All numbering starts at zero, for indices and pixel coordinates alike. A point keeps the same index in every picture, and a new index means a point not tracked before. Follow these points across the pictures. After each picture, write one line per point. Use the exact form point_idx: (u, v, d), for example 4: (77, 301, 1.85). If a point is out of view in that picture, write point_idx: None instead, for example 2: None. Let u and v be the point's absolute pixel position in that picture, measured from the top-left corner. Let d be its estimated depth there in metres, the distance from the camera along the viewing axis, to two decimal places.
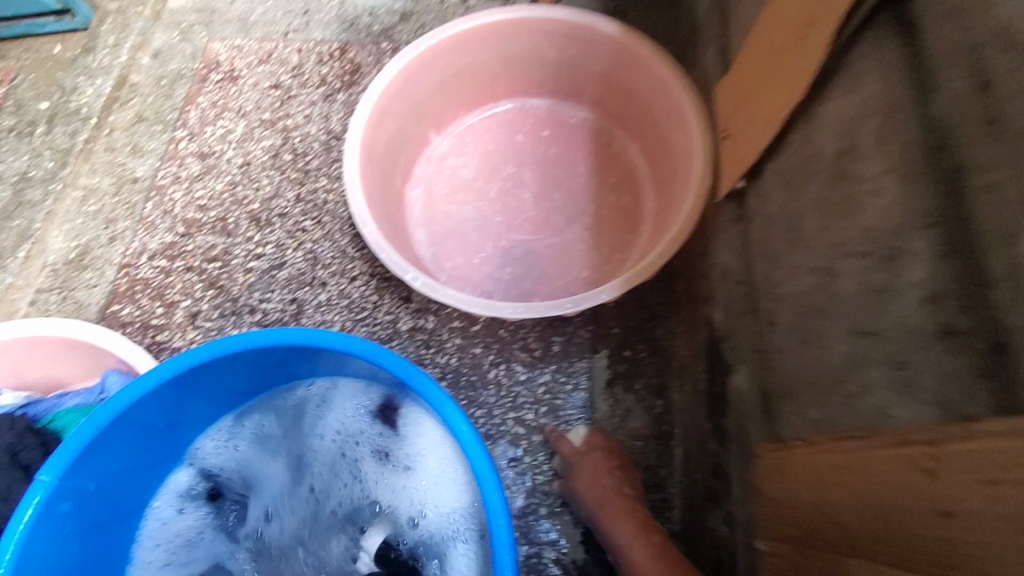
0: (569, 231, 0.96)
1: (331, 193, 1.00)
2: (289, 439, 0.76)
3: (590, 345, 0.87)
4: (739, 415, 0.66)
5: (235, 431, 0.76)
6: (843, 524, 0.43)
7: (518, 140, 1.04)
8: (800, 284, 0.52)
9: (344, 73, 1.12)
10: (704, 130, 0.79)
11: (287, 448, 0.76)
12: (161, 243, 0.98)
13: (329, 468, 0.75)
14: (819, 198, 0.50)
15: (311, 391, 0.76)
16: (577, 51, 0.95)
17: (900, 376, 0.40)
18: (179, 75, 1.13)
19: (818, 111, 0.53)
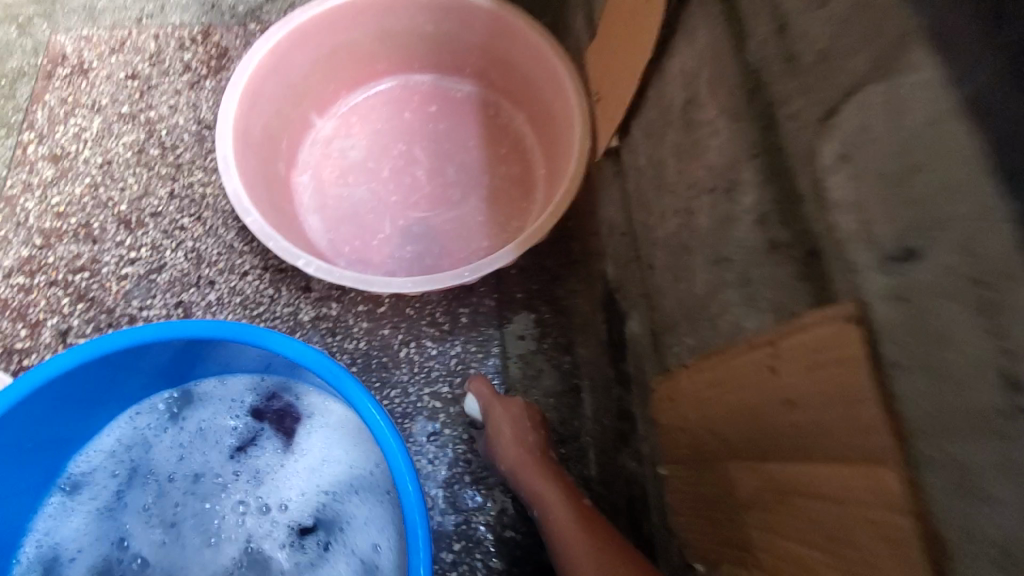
0: (465, 203, 0.96)
1: (208, 186, 0.94)
2: (196, 435, 0.77)
3: (498, 312, 0.89)
4: (637, 358, 0.70)
5: (136, 438, 0.76)
6: (718, 433, 0.47)
7: (406, 117, 1.02)
8: (668, 226, 0.57)
9: (210, 58, 1.04)
10: (579, 96, 0.82)
11: (196, 444, 0.77)
12: (17, 257, 0.89)
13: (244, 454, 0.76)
14: (674, 143, 0.54)
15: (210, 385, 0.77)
16: (453, 24, 0.95)
17: (745, 292, 0.43)
18: (20, 72, 1.02)
19: (667, 65, 0.56)
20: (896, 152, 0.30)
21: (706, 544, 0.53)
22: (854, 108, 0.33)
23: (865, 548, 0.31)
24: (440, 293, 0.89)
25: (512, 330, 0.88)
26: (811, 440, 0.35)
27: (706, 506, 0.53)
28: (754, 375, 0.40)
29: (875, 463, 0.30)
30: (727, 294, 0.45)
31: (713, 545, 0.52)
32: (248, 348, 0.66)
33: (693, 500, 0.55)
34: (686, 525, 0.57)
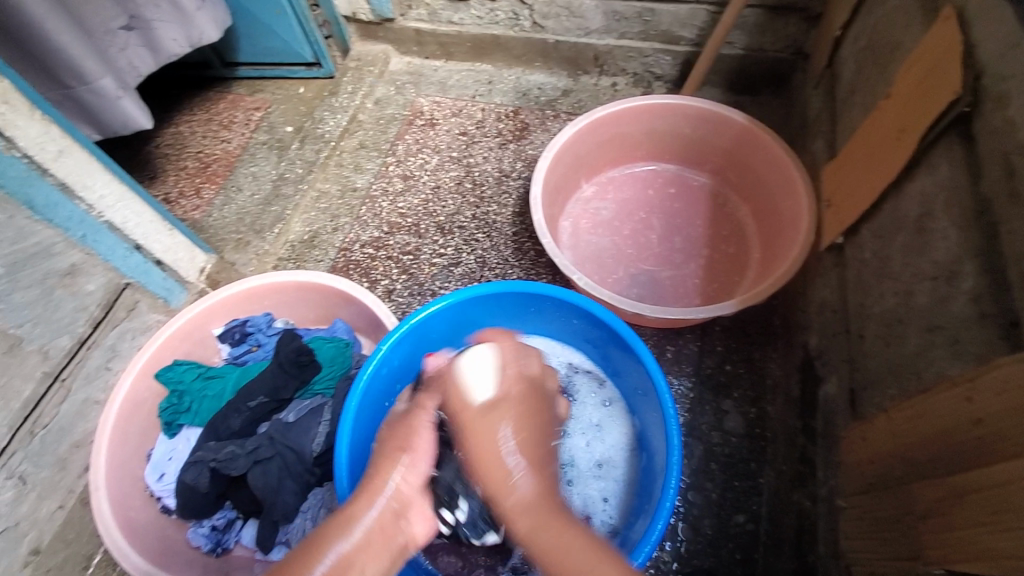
0: (686, 267, 1.21)
1: (500, 216, 1.32)
2: None
3: (698, 356, 1.07)
4: (826, 413, 0.84)
5: None
6: (912, 457, 0.61)
7: (649, 194, 1.31)
8: (886, 303, 0.73)
9: (515, 129, 1.46)
10: (810, 199, 1.02)
11: None
12: (370, 236, 1.32)
13: None
14: (903, 244, 0.72)
15: None
16: (708, 131, 1.22)
17: (952, 350, 0.59)
18: (392, 118, 1.52)
19: (904, 187, 0.75)
20: None
21: (877, 560, 0.64)
22: None
23: None
24: (653, 330, 1.10)
25: (708, 375, 1.05)
26: (997, 449, 0.50)
27: (881, 526, 0.64)
28: (955, 407, 0.55)
29: None
30: (936, 353, 0.62)
31: (884, 561, 0.63)
32: (600, 325, 0.85)
33: (870, 523, 0.67)
34: (862, 547, 0.68)
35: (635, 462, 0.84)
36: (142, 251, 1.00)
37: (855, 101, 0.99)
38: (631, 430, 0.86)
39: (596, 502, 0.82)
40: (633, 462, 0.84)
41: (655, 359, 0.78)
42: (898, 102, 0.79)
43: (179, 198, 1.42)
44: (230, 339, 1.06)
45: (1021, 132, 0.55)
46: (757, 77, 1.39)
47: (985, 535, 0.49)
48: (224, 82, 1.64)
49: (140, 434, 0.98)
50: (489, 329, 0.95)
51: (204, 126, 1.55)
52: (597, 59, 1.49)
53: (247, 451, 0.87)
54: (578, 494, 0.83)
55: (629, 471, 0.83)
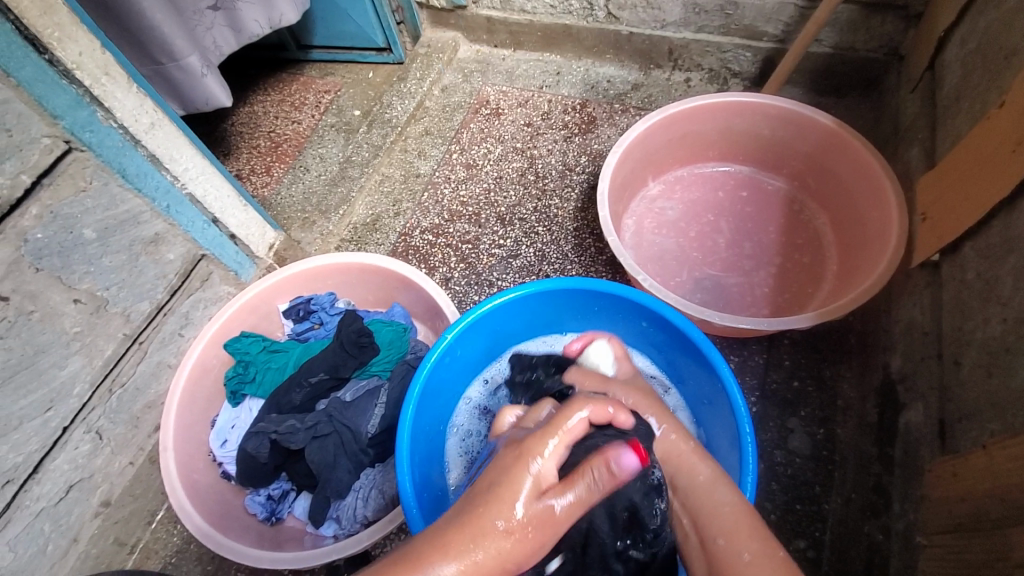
0: (755, 274, 1.15)
1: (561, 210, 1.30)
2: None
3: (763, 369, 1.02)
4: (908, 442, 0.78)
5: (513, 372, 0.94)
6: (1015, 501, 0.55)
7: (719, 196, 1.26)
8: (992, 330, 0.67)
9: (581, 122, 1.43)
10: (902, 211, 0.95)
11: None
12: (430, 223, 1.33)
13: None
14: (1017, 267, 0.66)
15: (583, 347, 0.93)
16: (789, 133, 1.16)
17: None
18: (458, 106, 1.52)
19: (1021, 203, 0.68)
20: None
21: None
22: None
23: None
24: (716, 338, 1.06)
25: (773, 390, 1.00)
26: None
27: (971, 572, 0.59)
28: None
29: None
30: None
31: None
32: (669, 329, 0.82)
33: (956, 567, 0.62)
34: None
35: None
36: (218, 224, 1.03)
37: (963, 107, 0.91)
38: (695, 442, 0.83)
39: None
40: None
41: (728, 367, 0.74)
42: (1020, 109, 0.72)
43: (250, 175, 1.46)
44: (293, 316, 1.08)
45: None
46: (845, 77, 1.31)
47: None
48: (297, 64, 1.69)
49: (206, 400, 1.02)
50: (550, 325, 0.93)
51: (277, 106, 1.60)
52: (671, 52, 1.44)
53: (307, 426, 0.89)
54: None
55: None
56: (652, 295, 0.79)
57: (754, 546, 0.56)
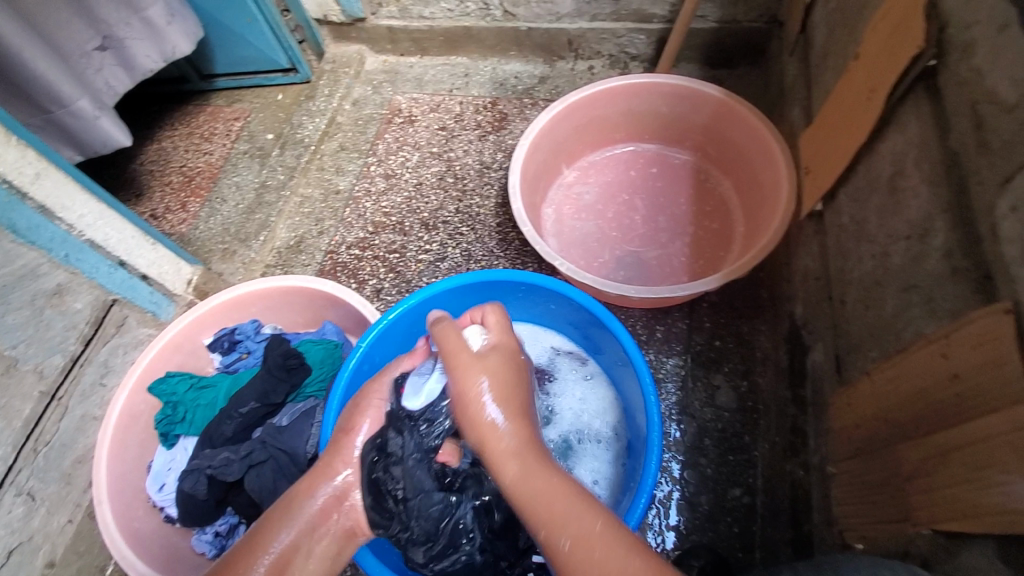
0: (671, 246, 1.20)
1: (483, 208, 1.32)
2: None
3: (687, 334, 1.06)
4: (815, 381, 0.84)
5: None
6: (894, 419, 0.60)
7: (631, 175, 1.31)
8: (865, 267, 0.72)
9: (494, 120, 1.45)
10: (789, 169, 1.01)
11: None
12: (355, 237, 1.32)
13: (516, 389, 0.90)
14: (878, 205, 0.71)
15: None
16: (685, 108, 1.22)
17: (928, 308, 0.58)
18: (371, 118, 1.52)
19: (876, 147, 0.74)
20: None
21: (868, 524, 0.64)
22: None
23: (1007, 468, 0.44)
24: (641, 311, 1.10)
25: (698, 351, 1.04)
26: (972, 404, 0.49)
27: (871, 490, 0.64)
28: (931, 363, 0.54)
29: (1016, 404, 0.44)
30: (913, 312, 0.61)
31: (874, 524, 0.63)
32: (577, 307, 0.85)
33: (859, 487, 0.66)
34: (851, 512, 0.68)
35: (622, 437, 0.84)
36: (126, 266, 1.00)
37: (829, 65, 0.98)
38: (615, 406, 0.86)
39: (586, 481, 0.82)
40: (620, 438, 0.84)
41: (628, 332, 0.78)
42: (868, 62, 0.78)
43: (165, 213, 1.42)
44: (219, 348, 1.06)
45: (984, 80, 0.54)
46: (733, 49, 1.37)
47: (967, 493, 0.48)
48: (203, 95, 1.65)
49: (139, 447, 0.99)
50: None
51: (186, 140, 1.55)
52: (571, 43, 1.48)
53: (242, 456, 0.88)
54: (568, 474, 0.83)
55: (618, 447, 0.83)
56: (557, 277, 0.82)
57: (576, 532, 0.54)
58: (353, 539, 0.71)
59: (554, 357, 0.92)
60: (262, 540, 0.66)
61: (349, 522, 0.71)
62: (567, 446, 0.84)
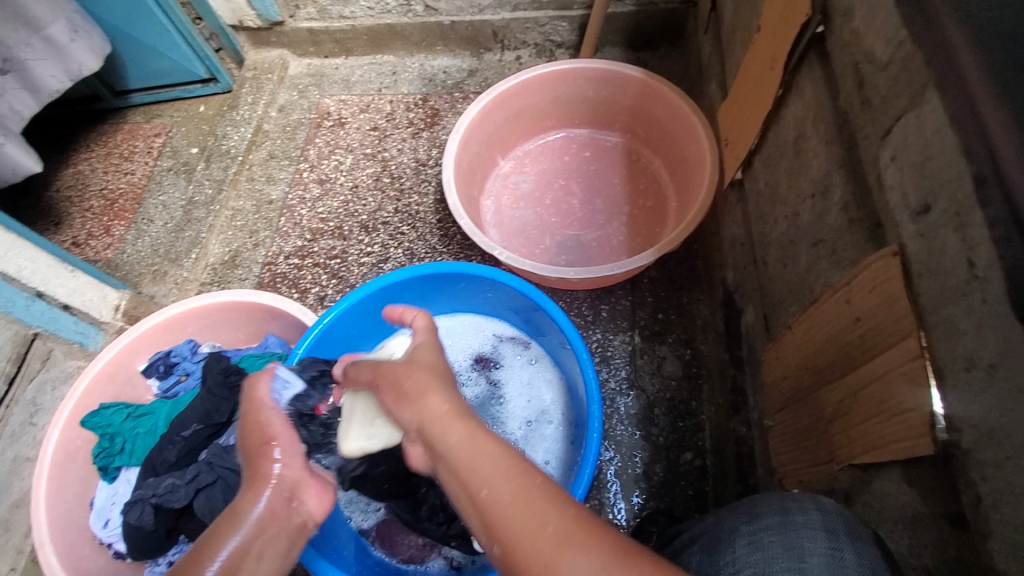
0: (609, 226, 1.23)
1: (422, 206, 1.31)
2: None
3: (631, 310, 1.09)
4: (749, 341, 0.88)
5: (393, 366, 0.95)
6: (815, 366, 0.64)
7: (566, 160, 1.33)
8: (780, 227, 0.76)
9: (426, 117, 1.44)
10: (710, 143, 1.05)
11: None
12: (293, 246, 1.29)
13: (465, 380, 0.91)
14: (786, 168, 0.75)
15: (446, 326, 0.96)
16: (610, 91, 1.24)
17: (832, 260, 0.62)
18: (300, 123, 1.48)
19: (781, 113, 0.78)
20: (920, 155, 0.48)
21: (801, 469, 0.68)
22: (901, 129, 0.51)
23: (905, 398, 0.48)
24: (585, 292, 1.12)
25: (643, 325, 1.07)
26: (873, 342, 0.53)
27: (801, 436, 0.68)
28: (839, 311, 0.58)
29: (906, 337, 0.48)
30: (821, 265, 0.65)
31: (806, 468, 0.67)
32: (514, 293, 0.86)
33: (792, 435, 0.70)
34: (787, 459, 0.72)
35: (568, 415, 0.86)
36: (45, 297, 0.95)
37: (737, 39, 1.01)
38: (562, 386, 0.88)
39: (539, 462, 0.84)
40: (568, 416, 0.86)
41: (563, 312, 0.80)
42: (768, 33, 0.81)
43: (88, 239, 1.35)
44: (155, 373, 1.02)
45: (862, 42, 0.58)
46: (652, 31, 1.41)
47: (879, 426, 0.51)
48: (118, 112, 1.56)
49: (80, 484, 0.94)
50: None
51: (104, 161, 1.47)
52: (496, 35, 1.48)
53: (187, 480, 0.85)
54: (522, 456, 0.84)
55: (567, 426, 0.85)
56: (494, 266, 0.83)
57: (513, 487, 0.52)
58: (306, 531, 0.65)
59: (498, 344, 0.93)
60: (209, 545, 0.59)
61: (301, 516, 0.65)
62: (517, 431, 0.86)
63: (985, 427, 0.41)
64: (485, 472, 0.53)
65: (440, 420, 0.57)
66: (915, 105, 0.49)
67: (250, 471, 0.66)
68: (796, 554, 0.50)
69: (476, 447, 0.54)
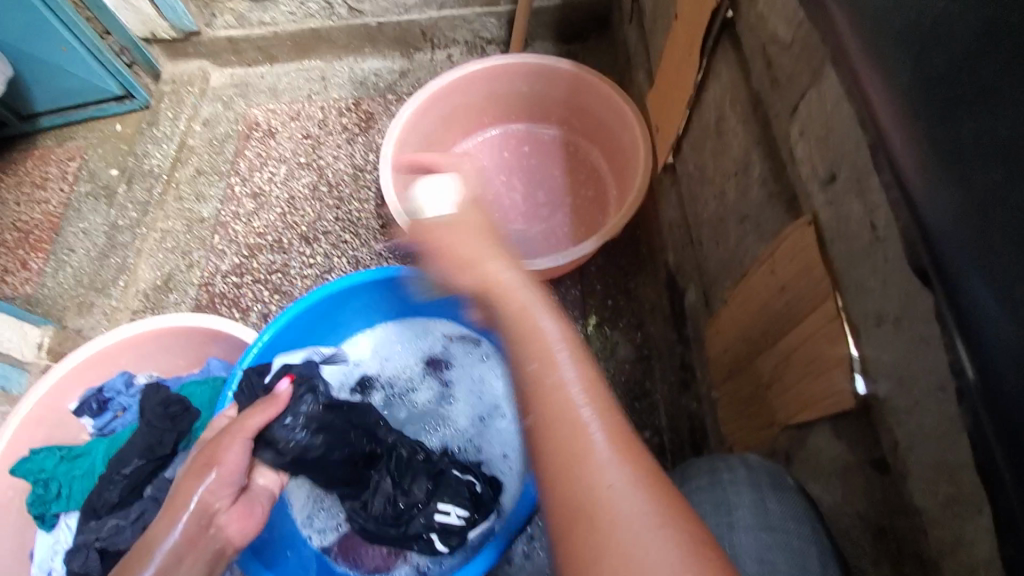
0: (553, 218, 1.24)
1: (363, 212, 1.28)
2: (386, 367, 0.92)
3: (581, 298, 1.11)
4: (693, 319, 0.91)
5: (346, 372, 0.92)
6: (752, 337, 0.67)
7: (506, 156, 1.33)
8: (711, 207, 0.79)
9: (360, 121, 1.41)
10: (642, 129, 1.08)
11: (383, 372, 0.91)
12: (230, 264, 1.24)
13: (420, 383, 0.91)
14: (712, 150, 0.78)
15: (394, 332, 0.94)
16: (543, 84, 1.25)
17: (758, 234, 0.65)
18: (227, 136, 1.42)
19: (703, 97, 0.81)
20: (824, 129, 0.51)
21: (750, 436, 0.71)
22: (806, 106, 0.54)
23: (828, 357, 0.51)
24: (535, 285, 1.13)
25: (593, 313, 1.09)
26: (796, 310, 0.56)
27: (746, 404, 0.71)
28: (766, 283, 0.61)
29: (825, 301, 0.51)
30: (749, 240, 0.67)
31: (753, 434, 0.70)
32: (458, 292, 0.85)
33: (738, 404, 0.74)
34: (736, 427, 0.75)
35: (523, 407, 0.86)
36: None
37: (658, 27, 1.04)
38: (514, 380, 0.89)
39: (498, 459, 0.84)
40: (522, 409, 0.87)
41: None
42: (684, 20, 0.84)
43: (2, 276, 1.25)
44: (89, 412, 0.96)
45: (767, 25, 0.61)
46: (580, 23, 1.43)
47: (810, 385, 0.54)
48: (25, 137, 1.45)
49: (14, 536, 0.89)
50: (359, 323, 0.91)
51: (13, 190, 1.37)
52: (425, 34, 1.46)
53: (133, 520, 0.82)
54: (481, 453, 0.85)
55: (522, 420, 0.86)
56: None
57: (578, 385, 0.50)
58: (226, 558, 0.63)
59: (449, 344, 0.93)
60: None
61: (219, 545, 0.62)
62: (473, 429, 0.87)
63: (896, 378, 0.43)
64: (553, 361, 0.51)
65: (501, 288, 0.59)
66: (816, 82, 0.52)
67: (175, 497, 0.63)
68: (746, 510, 0.52)
69: (543, 323, 0.55)
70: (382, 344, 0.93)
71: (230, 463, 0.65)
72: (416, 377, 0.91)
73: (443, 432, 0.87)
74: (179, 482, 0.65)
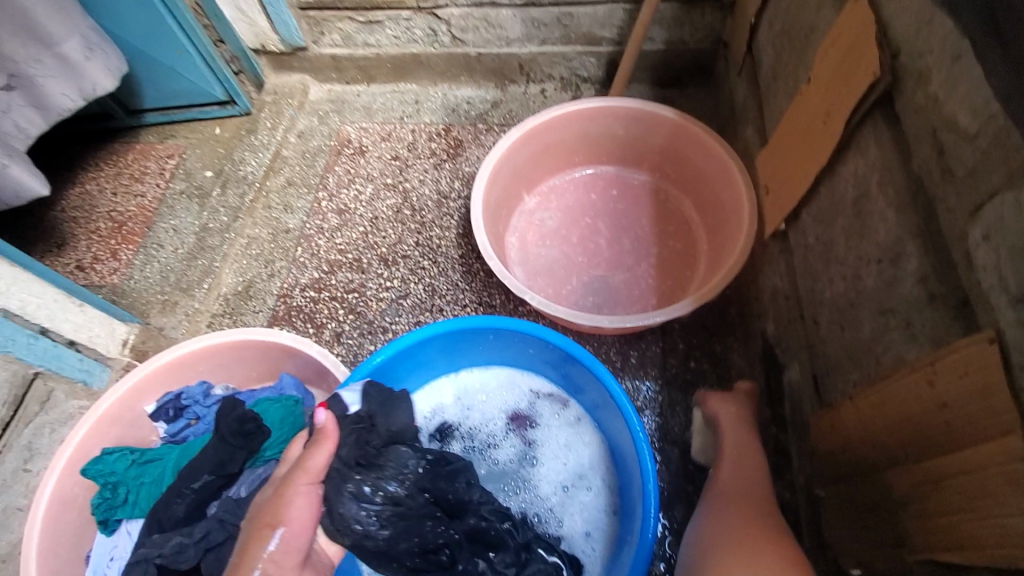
0: (638, 268, 1.20)
1: (443, 240, 1.27)
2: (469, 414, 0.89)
3: (662, 358, 1.05)
4: (794, 402, 0.84)
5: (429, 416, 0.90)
6: (882, 445, 0.61)
7: (592, 198, 1.30)
8: (837, 288, 0.73)
9: (448, 147, 1.42)
10: (749, 189, 1.03)
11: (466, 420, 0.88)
12: (310, 278, 1.25)
13: (503, 438, 0.87)
14: (844, 229, 0.72)
15: (479, 379, 0.91)
16: (642, 130, 1.21)
17: (906, 334, 0.59)
18: (319, 150, 1.45)
19: (837, 170, 0.75)
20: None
21: (864, 549, 0.65)
22: (998, 208, 0.48)
23: (1007, 501, 0.45)
24: (614, 338, 1.08)
25: (675, 376, 1.03)
26: (960, 435, 0.50)
27: (862, 514, 0.65)
28: (916, 394, 0.55)
29: (1008, 436, 0.45)
30: (891, 337, 0.61)
31: (869, 548, 0.64)
32: (553, 347, 0.82)
33: (849, 511, 0.67)
34: (844, 534, 0.69)
35: (611, 479, 0.81)
36: (49, 334, 0.89)
37: (779, 86, 0.99)
38: (602, 446, 0.84)
39: (581, 534, 0.79)
40: (610, 480, 0.82)
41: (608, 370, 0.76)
42: (822, 86, 0.79)
43: (93, 263, 1.30)
44: (164, 416, 0.97)
45: (944, 109, 0.55)
46: (681, 70, 1.39)
47: (976, 525, 0.48)
48: (130, 131, 1.53)
49: (74, 537, 0.87)
50: (443, 365, 0.90)
51: (113, 181, 1.43)
52: (522, 67, 1.46)
53: (197, 539, 0.79)
54: (566, 528, 0.80)
55: (610, 492, 0.81)
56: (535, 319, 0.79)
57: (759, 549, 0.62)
58: None
59: (535, 400, 0.89)
60: None
61: None
62: (558, 497, 0.82)
63: None
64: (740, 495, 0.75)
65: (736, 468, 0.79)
66: (1017, 185, 0.46)
67: (237, 559, 0.60)
68: None
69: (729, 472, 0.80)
70: (465, 390, 0.91)
71: (296, 518, 0.63)
72: (500, 431, 0.87)
73: (526, 497, 0.82)
74: (247, 536, 0.62)
